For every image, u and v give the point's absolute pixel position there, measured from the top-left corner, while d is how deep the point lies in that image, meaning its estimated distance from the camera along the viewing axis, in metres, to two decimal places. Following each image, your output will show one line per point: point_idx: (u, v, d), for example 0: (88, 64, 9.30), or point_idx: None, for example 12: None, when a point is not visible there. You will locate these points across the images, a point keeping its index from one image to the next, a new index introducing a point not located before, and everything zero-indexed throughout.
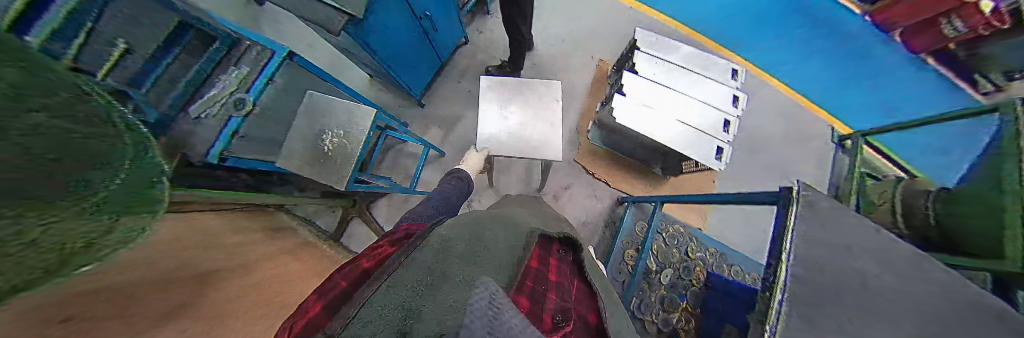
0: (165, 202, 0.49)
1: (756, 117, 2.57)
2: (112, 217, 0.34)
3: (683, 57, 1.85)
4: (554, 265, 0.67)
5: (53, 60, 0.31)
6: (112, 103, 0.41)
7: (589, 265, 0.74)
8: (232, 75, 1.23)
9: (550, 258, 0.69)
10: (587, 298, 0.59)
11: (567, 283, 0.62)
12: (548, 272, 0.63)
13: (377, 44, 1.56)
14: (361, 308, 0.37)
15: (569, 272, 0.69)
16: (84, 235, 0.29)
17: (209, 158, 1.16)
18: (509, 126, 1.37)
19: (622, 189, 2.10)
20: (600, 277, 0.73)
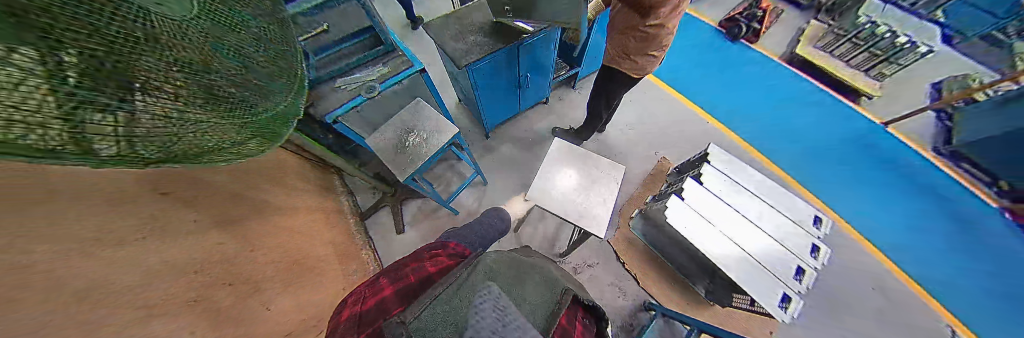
0: (261, 139, 0.58)
1: (840, 280, 2.19)
2: (192, 134, 0.39)
3: (756, 184, 1.78)
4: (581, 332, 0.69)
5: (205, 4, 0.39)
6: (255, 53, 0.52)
7: None
8: (376, 70, 1.64)
9: (577, 322, 0.70)
10: None
11: None
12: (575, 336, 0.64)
13: (483, 82, 1.95)
14: (425, 310, 0.55)
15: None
16: (171, 121, 0.35)
17: (328, 118, 1.49)
18: (564, 187, 1.44)
19: (652, 292, 1.88)
20: None
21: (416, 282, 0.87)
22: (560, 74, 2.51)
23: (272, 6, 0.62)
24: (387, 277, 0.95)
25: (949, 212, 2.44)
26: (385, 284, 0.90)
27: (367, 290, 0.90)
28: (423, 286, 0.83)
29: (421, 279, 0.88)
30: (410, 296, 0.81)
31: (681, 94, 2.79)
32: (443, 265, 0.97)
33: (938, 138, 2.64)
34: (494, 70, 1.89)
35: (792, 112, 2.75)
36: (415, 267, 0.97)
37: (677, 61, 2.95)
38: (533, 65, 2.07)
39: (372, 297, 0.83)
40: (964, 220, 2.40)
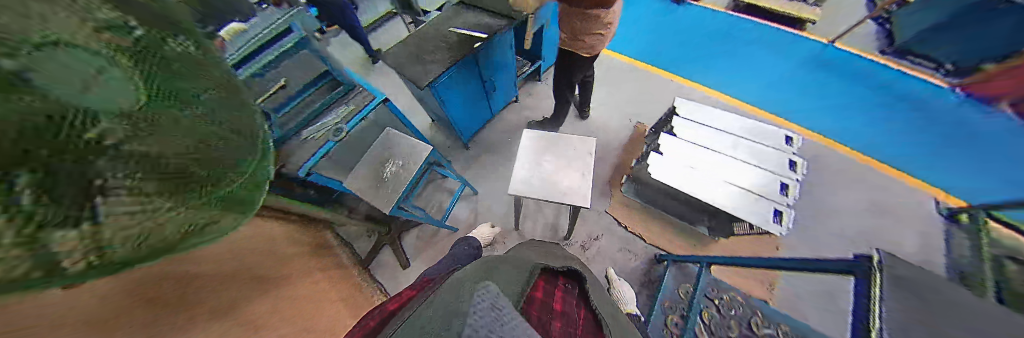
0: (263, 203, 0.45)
1: (823, 185, 2.27)
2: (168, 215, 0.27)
3: (722, 121, 1.89)
4: (559, 295, 0.77)
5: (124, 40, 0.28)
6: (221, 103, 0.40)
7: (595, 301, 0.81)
8: (340, 111, 1.66)
9: (555, 289, 0.79)
10: (595, 330, 0.67)
11: (572, 314, 0.69)
12: (552, 301, 0.71)
13: (448, 97, 1.98)
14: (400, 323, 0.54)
15: (578, 304, 0.77)
16: (137, 213, 0.24)
17: (301, 171, 1.46)
18: (540, 171, 1.49)
19: (660, 246, 1.92)
20: (609, 316, 0.78)
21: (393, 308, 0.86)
22: (524, 70, 2.60)
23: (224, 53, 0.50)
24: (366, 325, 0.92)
25: (911, 102, 2.50)
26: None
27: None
28: (390, 314, 0.71)
29: (393, 308, 0.76)
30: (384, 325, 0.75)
31: (636, 61, 2.96)
32: (421, 286, 0.97)
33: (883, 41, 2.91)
34: (456, 82, 1.94)
35: (743, 47, 2.90)
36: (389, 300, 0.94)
37: (626, 31, 3.10)
38: (494, 69, 2.13)
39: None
40: (928, 107, 2.47)
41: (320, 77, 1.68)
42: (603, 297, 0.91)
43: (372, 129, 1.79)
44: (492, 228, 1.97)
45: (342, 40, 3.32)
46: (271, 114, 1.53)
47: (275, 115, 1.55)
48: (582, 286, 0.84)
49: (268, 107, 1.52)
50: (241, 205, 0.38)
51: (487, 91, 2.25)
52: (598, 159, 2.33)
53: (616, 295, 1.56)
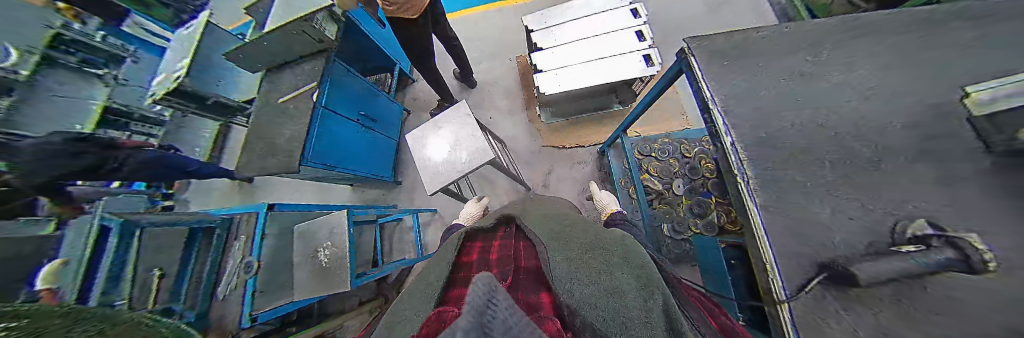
0: None
1: (672, 9, 2.43)
2: None
3: (568, 13, 1.92)
4: (498, 242, 0.99)
5: None
6: None
7: (531, 226, 1.03)
8: (238, 247, 1.45)
9: (493, 239, 1.02)
10: (531, 252, 0.89)
11: (510, 247, 0.95)
12: (491, 252, 0.91)
13: (333, 158, 1.80)
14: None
15: (513, 237, 1.04)
16: None
17: (244, 323, 1.29)
18: (441, 151, 1.18)
19: (595, 142, 2.08)
20: (545, 228, 0.99)
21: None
22: (390, 84, 2.44)
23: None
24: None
25: None
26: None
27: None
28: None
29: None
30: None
31: (471, 9, 2.73)
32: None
33: None
34: (330, 140, 1.77)
35: None
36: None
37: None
38: (357, 103, 1.97)
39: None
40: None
41: (190, 235, 1.44)
42: (540, 213, 1.15)
43: (283, 239, 1.60)
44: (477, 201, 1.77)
45: (199, 186, 2.86)
46: (172, 304, 1.29)
47: (178, 302, 1.31)
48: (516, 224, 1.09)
49: (161, 302, 1.26)
50: None
51: (367, 127, 2.07)
52: (510, 111, 2.35)
53: (602, 203, 1.69)
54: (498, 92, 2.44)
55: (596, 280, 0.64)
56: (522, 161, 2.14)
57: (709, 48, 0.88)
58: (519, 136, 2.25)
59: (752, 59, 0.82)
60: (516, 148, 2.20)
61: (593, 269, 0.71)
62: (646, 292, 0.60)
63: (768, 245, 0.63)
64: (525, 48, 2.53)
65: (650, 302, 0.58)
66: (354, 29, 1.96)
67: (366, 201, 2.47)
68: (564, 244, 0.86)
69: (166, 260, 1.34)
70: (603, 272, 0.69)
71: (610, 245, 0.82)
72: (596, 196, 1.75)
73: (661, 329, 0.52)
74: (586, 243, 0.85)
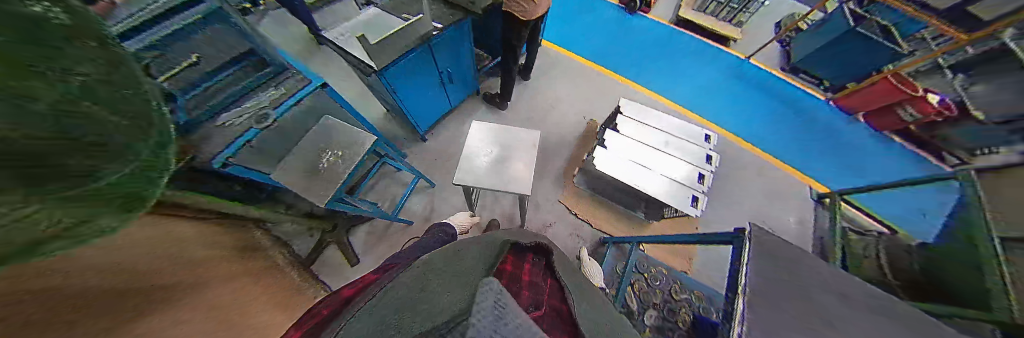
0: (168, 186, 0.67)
1: (734, 176, 2.55)
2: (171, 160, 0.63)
3: (661, 123, 2.04)
4: (529, 265, 0.77)
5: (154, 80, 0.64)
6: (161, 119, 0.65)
7: (560, 267, 0.79)
8: (267, 95, 1.48)
9: (525, 264, 0.75)
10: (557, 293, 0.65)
11: (537, 280, 0.68)
12: (520, 273, 0.69)
13: (400, 83, 1.86)
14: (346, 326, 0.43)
15: (543, 273, 0.74)
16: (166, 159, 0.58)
17: (215, 162, 1.28)
18: (496, 157, 1.25)
19: (605, 231, 2.12)
20: (574, 280, 0.77)
21: (329, 312, 0.71)
22: (485, 65, 2.64)
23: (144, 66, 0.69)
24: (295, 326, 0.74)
25: (800, 112, 2.97)
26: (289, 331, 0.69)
27: None
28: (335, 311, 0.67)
29: (334, 309, 0.72)
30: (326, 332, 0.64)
31: (588, 61, 3.13)
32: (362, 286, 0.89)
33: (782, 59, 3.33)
34: (411, 69, 1.83)
35: (679, 59, 3.22)
36: (325, 303, 0.82)
37: (571, 32, 3.37)
38: (450, 61, 2.08)
39: None
40: (816, 118, 2.94)
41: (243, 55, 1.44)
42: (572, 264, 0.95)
43: (308, 117, 1.63)
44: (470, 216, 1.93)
45: None
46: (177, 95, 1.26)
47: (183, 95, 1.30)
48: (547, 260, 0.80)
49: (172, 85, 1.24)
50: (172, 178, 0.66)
51: (442, 81, 2.15)
52: (553, 156, 2.46)
53: (586, 271, 1.62)
54: (554, 135, 2.58)
55: None
56: (534, 200, 2.20)
57: (774, 239, 0.90)
58: (546, 179, 2.33)
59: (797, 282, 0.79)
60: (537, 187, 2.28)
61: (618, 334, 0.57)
62: None
63: None
64: (600, 118, 2.73)
65: None
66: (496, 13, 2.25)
67: (388, 134, 2.53)
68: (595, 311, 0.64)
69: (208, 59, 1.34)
70: None
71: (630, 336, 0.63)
72: (583, 262, 1.72)
73: None
74: (605, 315, 0.66)
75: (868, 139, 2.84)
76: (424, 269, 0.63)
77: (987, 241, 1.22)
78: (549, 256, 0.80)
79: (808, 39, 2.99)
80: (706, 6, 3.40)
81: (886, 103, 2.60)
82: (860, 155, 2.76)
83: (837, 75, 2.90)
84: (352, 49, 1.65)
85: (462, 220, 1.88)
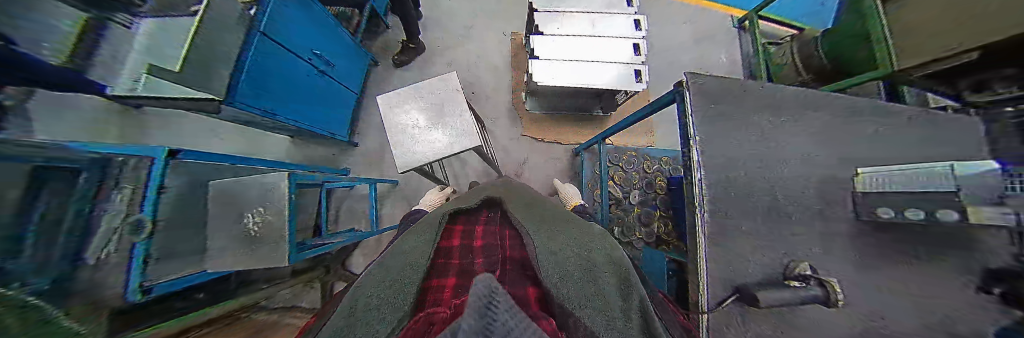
0: None
1: (665, 29, 2.52)
2: None
3: (581, 2, 1.80)
4: (484, 228, 0.88)
5: None
6: None
7: (517, 209, 0.92)
8: (118, 200, 1.05)
9: (476, 232, 0.84)
10: (515, 241, 0.77)
11: (495, 237, 0.80)
12: (476, 241, 0.78)
13: (268, 101, 1.42)
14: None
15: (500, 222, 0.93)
16: None
17: (132, 295, 1.00)
18: (424, 127, 1.10)
19: (572, 142, 2.19)
20: (530, 213, 0.89)
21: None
22: (354, 25, 1.99)
23: None
24: None
25: None
26: None
27: None
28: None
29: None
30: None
31: None
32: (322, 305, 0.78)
33: None
34: (270, 74, 1.37)
35: None
36: None
37: None
38: (308, 39, 1.55)
39: None
40: None
41: None
42: (529, 199, 1.06)
43: (195, 193, 1.26)
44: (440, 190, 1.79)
45: None
46: None
47: None
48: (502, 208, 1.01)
49: None
50: None
51: (321, 70, 1.68)
52: (495, 93, 2.26)
53: (566, 197, 1.77)
54: (485, 70, 2.29)
55: (579, 265, 0.57)
56: (499, 146, 2.14)
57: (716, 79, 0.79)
58: (499, 120, 2.21)
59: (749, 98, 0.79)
60: (495, 132, 2.17)
61: (566, 240, 0.69)
62: (623, 282, 0.54)
63: (705, 272, 0.65)
64: (523, 27, 2.40)
65: (628, 302, 0.48)
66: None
67: (312, 158, 2.15)
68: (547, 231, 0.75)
69: None
70: (585, 255, 0.62)
71: (586, 232, 0.76)
72: (561, 191, 1.84)
73: (636, 325, 0.42)
74: (557, 229, 0.77)
75: None
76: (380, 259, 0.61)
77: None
78: (501, 205, 1.01)
79: None
80: None
81: None
82: None
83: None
84: (158, 87, 1.15)
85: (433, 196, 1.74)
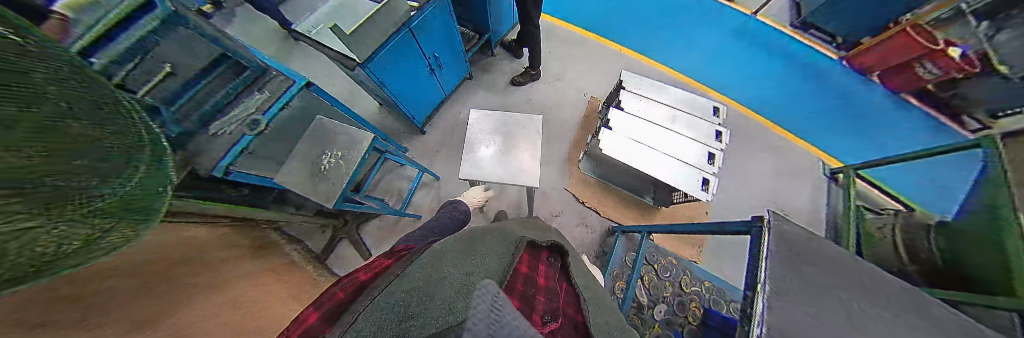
0: (123, 221, 0.58)
1: (743, 150, 2.47)
2: (102, 195, 0.51)
3: (667, 96, 1.92)
4: (545, 269, 0.73)
5: (74, 98, 0.50)
6: (100, 148, 0.53)
7: (579, 278, 0.75)
8: (256, 100, 1.39)
9: (537, 267, 0.72)
10: (573, 301, 0.61)
11: (555, 287, 0.65)
12: (536, 276, 0.67)
13: (387, 75, 1.74)
14: (360, 317, 0.37)
15: (560, 277, 0.72)
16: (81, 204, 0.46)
17: (216, 171, 1.28)
18: (497, 150, 1.21)
19: (613, 218, 2.12)
20: (588, 286, 0.75)
21: (346, 295, 0.56)
22: (472, 44, 2.38)
23: (71, 73, 0.54)
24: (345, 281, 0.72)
25: (812, 75, 2.76)
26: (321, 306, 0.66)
27: None
28: (357, 294, 0.54)
29: (354, 291, 0.58)
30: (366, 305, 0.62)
31: (587, 32, 2.88)
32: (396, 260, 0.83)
33: (789, 13, 2.95)
34: (397, 57, 1.70)
35: (684, 24, 2.92)
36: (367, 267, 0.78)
37: None
38: (435, 44, 1.92)
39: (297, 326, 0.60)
40: (831, 82, 2.74)
41: (214, 63, 1.31)
42: (584, 270, 0.90)
43: (298, 119, 1.55)
44: (483, 192, 1.91)
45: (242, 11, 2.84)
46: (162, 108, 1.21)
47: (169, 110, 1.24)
48: (563, 257, 0.79)
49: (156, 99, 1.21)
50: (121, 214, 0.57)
51: (431, 68, 2.02)
52: (556, 140, 2.39)
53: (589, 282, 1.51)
54: (556, 118, 2.48)
55: None
56: (540, 189, 2.18)
57: (797, 229, 0.74)
58: (551, 166, 2.29)
59: (853, 272, 0.66)
60: (542, 175, 2.24)
61: None
62: None
63: None
64: (603, 96, 2.59)
65: None
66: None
67: (386, 128, 2.46)
68: (612, 324, 0.58)
69: (184, 66, 1.27)
70: None
71: None
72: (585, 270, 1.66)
73: None
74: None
75: (885, 104, 2.67)
76: (454, 253, 0.67)
77: (1010, 202, 1.06)
78: (565, 254, 0.79)
79: None
80: None
81: (904, 58, 2.36)
82: (878, 123, 2.61)
83: (847, 28, 2.62)
84: (332, 41, 1.52)
85: (475, 197, 1.86)
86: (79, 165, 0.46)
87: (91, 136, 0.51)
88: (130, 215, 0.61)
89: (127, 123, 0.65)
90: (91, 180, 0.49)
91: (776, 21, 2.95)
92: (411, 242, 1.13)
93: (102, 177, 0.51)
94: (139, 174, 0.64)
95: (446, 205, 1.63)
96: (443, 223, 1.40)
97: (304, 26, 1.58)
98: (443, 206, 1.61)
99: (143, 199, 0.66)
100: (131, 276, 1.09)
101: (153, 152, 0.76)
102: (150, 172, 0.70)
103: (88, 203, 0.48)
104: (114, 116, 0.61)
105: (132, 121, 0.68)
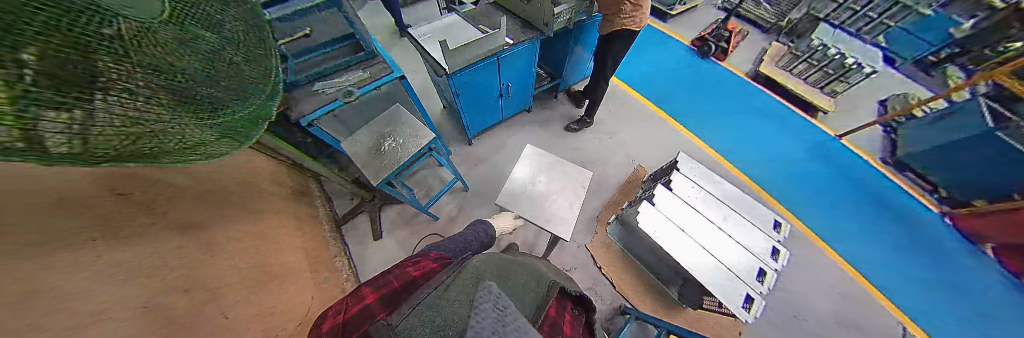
0: (228, 138, 0.69)
1: (797, 278, 2.14)
2: (222, 113, 0.61)
3: (721, 191, 1.82)
4: (571, 319, 0.68)
5: (225, 31, 0.61)
6: (234, 75, 0.64)
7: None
8: (358, 76, 1.63)
9: (565, 313, 0.68)
10: None
11: None
12: (563, 324, 0.62)
13: (462, 89, 1.95)
14: (414, 309, 0.45)
15: (584, 335, 0.68)
16: (200, 115, 0.54)
17: (303, 121, 1.45)
18: (539, 189, 1.23)
19: (627, 297, 1.94)
20: None
21: (400, 287, 0.74)
22: (542, 84, 2.58)
23: (239, 15, 0.68)
24: (370, 285, 0.78)
25: (902, 222, 2.38)
26: (368, 291, 0.73)
27: (345, 302, 0.73)
28: (410, 289, 0.71)
29: (405, 284, 0.76)
30: (398, 299, 0.68)
31: (650, 103, 2.95)
32: (427, 269, 0.88)
33: (886, 149, 2.72)
34: (477, 76, 1.91)
35: (752, 125, 2.85)
36: (397, 274, 0.84)
37: (638, 67, 3.22)
38: (513, 75, 2.13)
39: (353, 306, 0.67)
40: (926, 238, 2.32)
41: (341, 39, 1.67)
42: None
43: (380, 100, 1.79)
44: (513, 220, 1.90)
45: (376, 7, 3.58)
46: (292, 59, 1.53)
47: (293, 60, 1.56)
48: (588, 311, 0.74)
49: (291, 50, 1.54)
50: (228, 133, 0.67)
51: (500, 93, 2.23)
52: (590, 193, 2.36)
53: None
54: (597, 172, 2.47)
55: None
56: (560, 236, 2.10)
57: None
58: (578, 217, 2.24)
59: None
60: None
61: None
62: None
63: None
64: (650, 167, 2.53)
65: None
66: (583, 35, 2.22)
67: (440, 129, 2.68)
68: None
69: (321, 34, 1.62)
70: None
71: None
72: None
73: None
74: None
75: (1005, 286, 2.12)
76: (490, 270, 0.65)
77: None
78: (591, 309, 0.75)
79: (919, 131, 2.42)
80: (801, 72, 3.02)
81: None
82: (993, 308, 2.06)
83: (953, 180, 2.29)
84: (436, 52, 1.78)
85: (503, 223, 1.86)
86: (210, 83, 0.55)
87: (227, 63, 0.61)
88: (236, 135, 0.73)
89: (264, 64, 0.79)
90: (216, 98, 0.58)
91: (865, 151, 2.73)
92: (437, 252, 1.20)
93: (225, 98, 0.61)
94: (257, 106, 0.77)
95: (476, 223, 1.66)
96: (464, 240, 1.42)
97: (419, 32, 1.88)
98: (472, 224, 1.64)
99: (252, 126, 0.79)
100: (195, 184, 1.26)
101: (275, 92, 0.92)
102: (265, 106, 0.84)
103: (210, 117, 0.57)
104: (256, 56, 0.75)
105: (269, 63, 0.83)
